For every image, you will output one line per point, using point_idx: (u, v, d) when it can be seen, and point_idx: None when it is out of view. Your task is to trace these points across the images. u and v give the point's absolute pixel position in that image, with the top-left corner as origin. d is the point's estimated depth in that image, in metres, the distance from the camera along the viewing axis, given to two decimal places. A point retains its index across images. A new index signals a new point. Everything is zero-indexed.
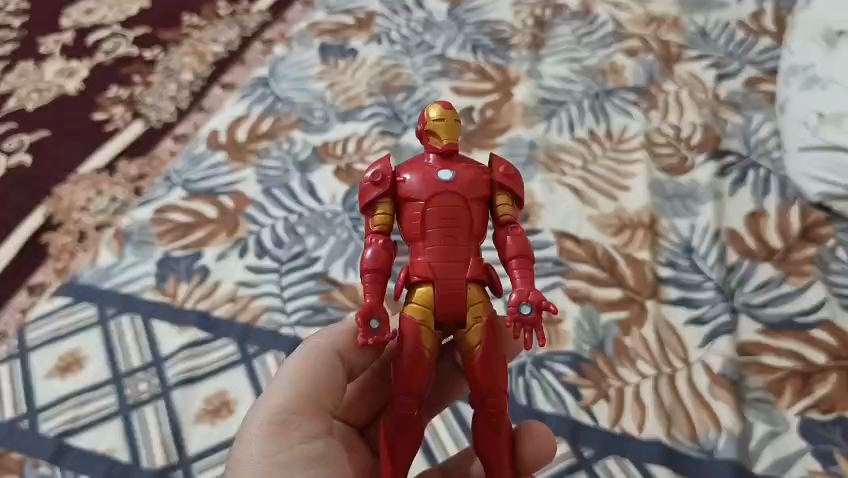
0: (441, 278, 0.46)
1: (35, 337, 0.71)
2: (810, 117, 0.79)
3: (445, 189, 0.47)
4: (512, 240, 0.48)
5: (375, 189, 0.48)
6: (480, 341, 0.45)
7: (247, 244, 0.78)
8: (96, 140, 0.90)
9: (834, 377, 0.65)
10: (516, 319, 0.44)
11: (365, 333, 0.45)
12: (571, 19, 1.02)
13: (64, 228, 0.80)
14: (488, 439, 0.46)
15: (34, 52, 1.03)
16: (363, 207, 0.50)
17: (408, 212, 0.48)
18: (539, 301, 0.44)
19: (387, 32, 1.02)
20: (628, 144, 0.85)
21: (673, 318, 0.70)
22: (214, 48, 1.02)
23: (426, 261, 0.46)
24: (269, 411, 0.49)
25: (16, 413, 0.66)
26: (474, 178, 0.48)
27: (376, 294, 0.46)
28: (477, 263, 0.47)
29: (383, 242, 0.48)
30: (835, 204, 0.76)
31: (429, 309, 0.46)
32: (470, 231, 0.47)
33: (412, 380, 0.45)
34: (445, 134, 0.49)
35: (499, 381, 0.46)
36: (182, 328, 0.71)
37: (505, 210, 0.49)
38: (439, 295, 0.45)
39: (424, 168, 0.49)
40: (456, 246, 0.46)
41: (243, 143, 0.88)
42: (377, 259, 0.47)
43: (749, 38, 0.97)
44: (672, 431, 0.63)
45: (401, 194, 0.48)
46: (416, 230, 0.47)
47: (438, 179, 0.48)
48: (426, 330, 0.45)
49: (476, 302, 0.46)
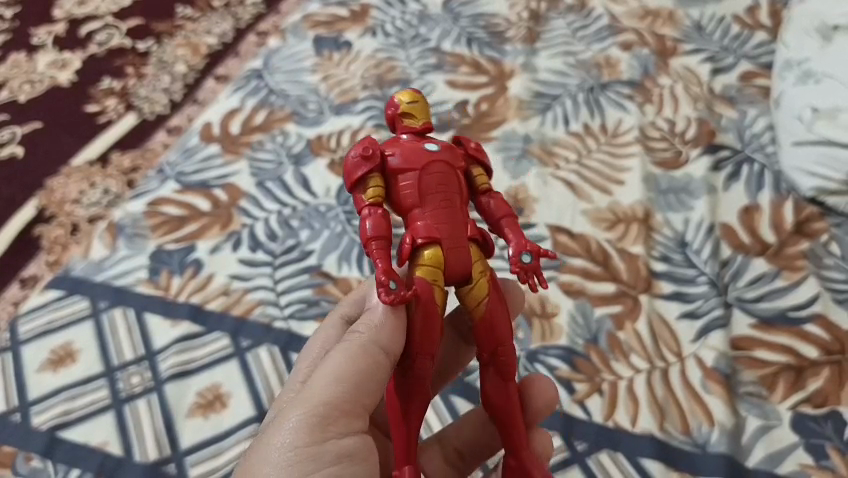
0: (448, 238, 0.44)
1: (27, 330, 0.71)
2: (805, 111, 0.79)
3: (435, 158, 0.47)
4: (496, 204, 0.49)
5: (364, 164, 0.46)
6: (488, 294, 0.45)
7: (240, 238, 0.78)
8: (89, 132, 0.89)
9: (826, 372, 0.65)
10: (520, 267, 0.45)
11: (388, 290, 0.42)
12: (566, 13, 1.02)
13: (57, 220, 0.80)
14: (496, 388, 0.46)
15: (27, 43, 1.03)
16: (350, 187, 0.47)
17: (399, 184, 0.46)
18: (536, 249, 0.46)
19: (382, 24, 1.01)
20: (623, 137, 0.85)
21: (666, 312, 0.70)
22: (208, 40, 1.01)
23: (429, 225, 0.44)
24: (308, 405, 0.43)
25: (8, 407, 0.66)
26: (453, 149, 0.48)
27: (387, 258, 0.44)
28: (472, 224, 0.46)
29: (381, 213, 0.45)
30: (829, 199, 0.76)
31: (439, 269, 0.44)
32: (461, 198, 0.47)
33: (426, 339, 0.44)
34: (421, 114, 0.50)
35: (507, 330, 0.46)
36: (175, 321, 0.71)
37: (483, 180, 0.50)
38: (449, 254, 0.44)
39: (409, 143, 0.48)
40: (455, 210, 0.46)
41: (237, 136, 0.88)
42: (379, 229, 0.44)
43: (745, 32, 0.97)
44: (665, 425, 0.63)
45: (391, 167, 0.46)
46: (413, 199, 0.45)
47: (425, 150, 0.47)
48: (440, 289, 0.44)
49: (477, 259, 0.46)
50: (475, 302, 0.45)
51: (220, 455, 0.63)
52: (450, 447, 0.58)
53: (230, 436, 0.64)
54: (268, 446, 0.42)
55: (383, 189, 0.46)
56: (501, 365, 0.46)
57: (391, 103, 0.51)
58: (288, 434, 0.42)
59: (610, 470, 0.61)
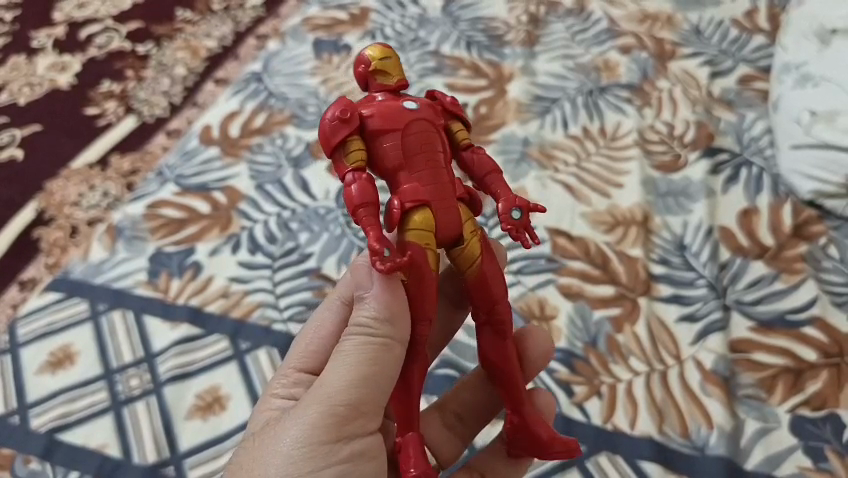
0: (437, 200, 0.44)
1: (26, 332, 0.71)
2: (804, 115, 0.79)
3: (416, 117, 0.46)
4: (478, 160, 0.48)
5: (343, 126, 0.45)
6: (480, 254, 0.46)
7: (240, 240, 0.78)
8: (88, 135, 0.89)
9: (824, 374, 0.65)
10: (512, 224, 0.46)
11: (381, 257, 0.41)
12: (565, 17, 1.02)
13: (56, 223, 0.80)
14: (494, 346, 0.47)
15: (27, 46, 1.03)
16: (327, 150, 0.45)
17: (382, 145, 0.45)
18: (526, 204, 0.47)
19: (381, 28, 1.01)
20: (621, 141, 0.85)
21: (665, 315, 0.70)
22: (207, 43, 1.01)
23: (416, 186, 0.44)
24: (314, 413, 0.44)
25: (7, 409, 0.66)
26: (432, 106, 0.48)
27: (376, 225, 0.43)
28: (458, 183, 0.46)
29: (367, 176, 0.44)
30: (827, 202, 0.76)
31: (431, 231, 0.44)
32: (445, 156, 0.46)
33: (421, 305, 0.45)
34: (395, 71, 0.48)
35: (503, 287, 0.47)
36: (174, 323, 0.71)
37: (463, 136, 0.49)
38: (438, 215, 0.44)
39: (387, 101, 0.46)
40: (441, 170, 0.45)
41: (236, 139, 0.88)
42: (366, 194, 0.43)
43: (743, 35, 0.97)
44: (664, 427, 0.63)
45: (372, 127, 0.45)
46: (398, 160, 0.45)
47: (406, 108, 0.46)
48: (432, 252, 0.44)
49: (467, 219, 0.46)
50: (469, 262, 0.45)
51: (219, 457, 0.63)
52: (453, 414, 0.59)
53: (230, 438, 0.64)
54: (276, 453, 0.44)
55: (364, 151, 0.45)
56: (498, 324, 0.47)
57: (360, 58, 0.49)
58: (294, 443, 0.43)
59: (609, 472, 0.61)
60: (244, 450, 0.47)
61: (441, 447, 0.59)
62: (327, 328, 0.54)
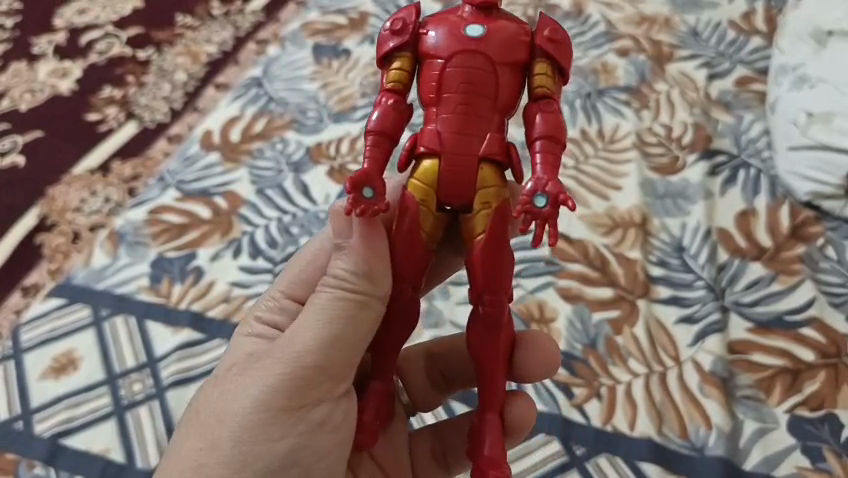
0: (450, 151, 0.44)
1: (30, 338, 0.71)
2: (800, 116, 0.80)
3: (472, 48, 0.45)
4: (541, 119, 0.45)
5: (394, 42, 0.47)
6: (485, 229, 0.44)
7: (241, 245, 0.78)
8: (89, 140, 0.90)
9: (822, 374, 0.66)
10: (526, 211, 0.42)
11: (355, 201, 0.42)
12: (564, 20, 1.02)
13: (59, 228, 0.80)
14: (475, 335, 0.46)
15: (28, 52, 1.04)
16: (380, 62, 0.48)
17: (426, 71, 0.46)
18: (556, 193, 0.42)
19: (380, 32, 1.02)
20: (619, 143, 0.86)
21: (663, 317, 0.70)
22: (208, 48, 1.02)
23: (436, 130, 0.45)
24: (278, 372, 0.46)
25: (11, 414, 0.67)
26: (508, 38, 0.46)
27: (377, 160, 0.44)
28: (494, 139, 0.45)
29: (393, 101, 0.46)
30: (824, 203, 0.77)
31: (433, 185, 0.44)
32: (494, 102, 0.45)
33: (409, 262, 0.45)
34: None
35: (502, 281, 0.45)
36: (176, 328, 0.72)
37: (541, 81, 0.46)
38: (445, 171, 0.44)
39: (453, 23, 0.46)
40: (473, 118, 0.45)
41: (236, 144, 0.89)
42: (383, 124, 0.45)
43: (740, 37, 0.97)
44: (663, 428, 0.63)
45: (423, 49, 0.46)
46: (433, 93, 0.45)
47: (465, 37, 0.46)
48: (426, 210, 0.44)
49: (487, 184, 0.45)
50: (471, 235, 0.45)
51: None
52: (436, 370, 0.61)
53: None
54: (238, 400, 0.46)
55: (407, 72, 0.47)
56: (485, 314, 0.45)
57: None
58: (253, 397, 0.46)
59: (609, 472, 0.62)
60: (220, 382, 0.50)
61: (414, 384, 0.61)
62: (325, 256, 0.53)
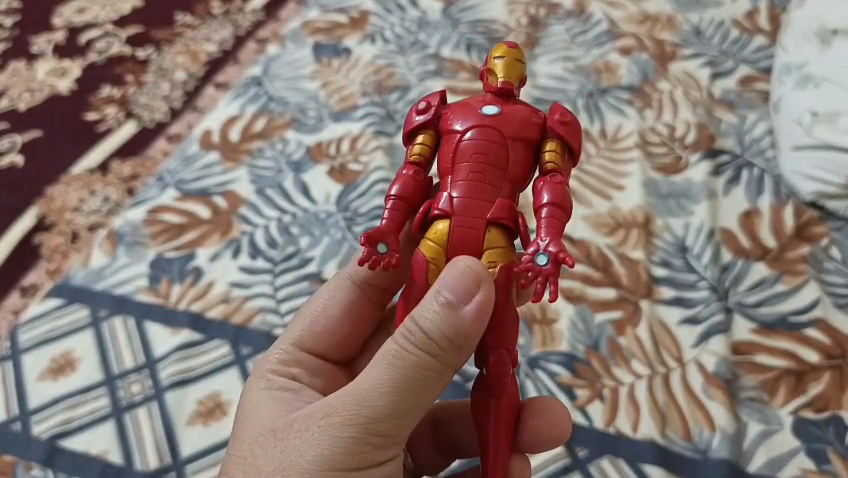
0: (461, 214, 0.43)
1: (28, 339, 0.71)
2: (804, 115, 0.79)
3: (486, 123, 0.45)
4: (548, 189, 0.44)
5: (417, 116, 0.48)
6: None
7: (240, 245, 0.78)
8: (89, 140, 0.89)
9: (827, 376, 0.65)
10: (528, 268, 0.40)
11: (368, 253, 0.43)
12: (565, 19, 1.01)
13: (57, 228, 0.80)
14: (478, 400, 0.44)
15: (27, 52, 1.03)
16: (406, 141, 0.49)
17: (445, 144, 0.46)
18: (557, 253, 0.40)
19: (381, 31, 1.01)
20: (622, 143, 0.85)
21: (666, 318, 0.70)
22: (207, 48, 1.01)
23: (449, 194, 0.44)
24: (349, 408, 0.41)
25: (8, 416, 0.66)
26: (523, 118, 0.46)
27: (392, 222, 0.44)
28: (503, 204, 0.43)
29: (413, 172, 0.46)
30: (829, 203, 0.76)
31: (442, 246, 0.43)
32: (505, 174, 0.45)
33: None
34: (502, 70, 0.48)
35: (504, 338, 0.43)
36: (175, 329, 0.71)
37: (551, 158, 0.46)
38: (453, 232, 0.43)
39: (473, 103, 0.47)
40: (484, 184, 0.44)
41: (236, 143, 0.88)
42: (401, 189, 0.45)
43: (743, 36, 0.97)
44: (666, 430, 0.63)
45: (443, 126, 0.47)
46: (449, 162, 0.45)
47: (482, 113, 0.46)
48: (435, 268, 0.43)
49: (494, 246, 0.43)
50: None
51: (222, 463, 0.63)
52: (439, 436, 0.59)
53: None
54: (302, 440, 0.42)
55: (429, 147, 0.48)
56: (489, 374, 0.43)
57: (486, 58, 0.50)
58: (326, 433, 0.41)
59: (611, 474, 0.61)
60: (252, 437, 0.46)
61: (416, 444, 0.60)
62: (334, 308, 0.57)
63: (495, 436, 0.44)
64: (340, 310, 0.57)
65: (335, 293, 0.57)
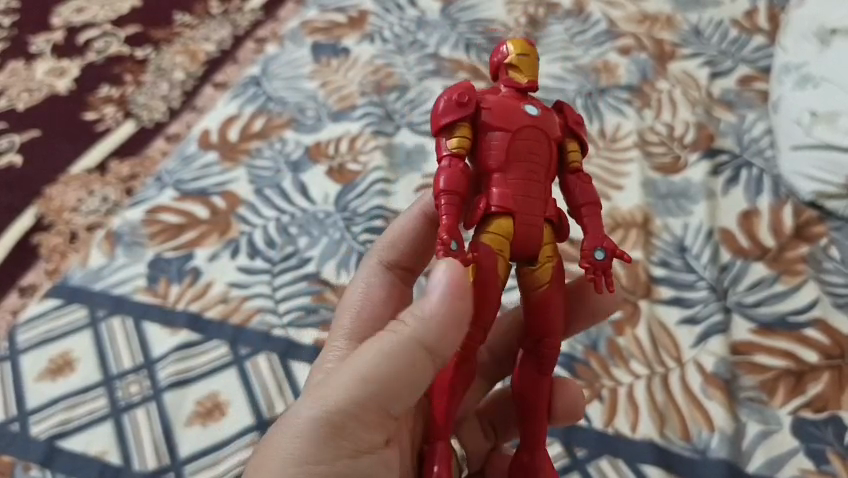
0: (522, 211, 0.44)
1: (26, 339, 0.71)
2: (804, 115, 0.79)
3: (531, 123, 0.46)
4: (580, 188, 0.48)
5: (456, 108, 0.46)
6: (549, 280, 0.45)
7: (239, 245, 0.77)
8: (87, 140, 0.89)
9: (826, 376, 0.65)
10: (592, 263, 0.45)
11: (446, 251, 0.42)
12: (564, 18, 1.01)
13: (56, 228, 0.80)
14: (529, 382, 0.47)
15: (26, 52, 1.03)
16: (435, 131, 0.46)
17: (488, 140, 0.45)
18: (613, 249, 0.46)
19: (380, 31, 1.01)
20: (621, 143, 0.85)
21: (665, 318, 0.70)
22: (206, 48, 1.01)
23: (508, 192, 0.44)
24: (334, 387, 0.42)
25: (7, 416, 0.66)
26: (554, 118, 0.47)
27: (453, 218, 0.44)
28: (552, 202, 0.45)
29: (460, 166, 0.45)
30: (828, 203, 0.76)
31: (507, 240, 0.44)
32: (548, 172, 0.46)
33: (479, 312, 0.44)
34: (526, 69, 0.48)
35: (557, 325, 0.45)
36: (173, 329, 0.71)
37: (575, 157, 0.48)
38: (518, 228, 0.44)
39: (508, 99, 0.47)
40: (536, 183, 0.45)
41: (234, 143, 0.88)
42: (453, 185, 0.44)
43: (743, 36, 0.97)
44: (665, 430, 0.63)
45: (484, 120, 0.46)
46: (499, 160, 0.45)
47: (525, 113, 0.46)
48: (503, 260, 0.44)
49: (548, 242, 0.45)
50: (536, 286, 0.45)
51: (220, 463, 0.62)
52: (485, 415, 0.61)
53: (230, 443, 0.64)
54: (290, 420, 0.42)
55: (469, 140, 0.46)
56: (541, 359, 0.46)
57: (501, 51, 0.49)
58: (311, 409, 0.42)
59: (609, 474, 0.61)
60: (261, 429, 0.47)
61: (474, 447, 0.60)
62: (376, 293, 0.57)
63: (538, 416, 0.47)
64: (383, 295, 0.57)
65: (373, 282, 0.57)
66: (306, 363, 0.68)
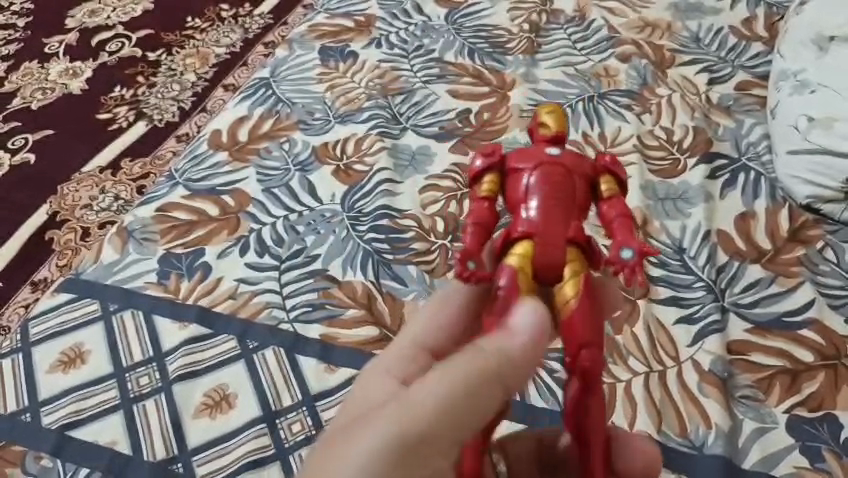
0: (542, 234, 0.46)
1: (38, 332, 0.73)
2: (800, 120, 0.81)
3: (550, 161, 0.50)
4: (612, 210, 0.50)
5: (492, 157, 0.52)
6: (573, 295, 0.45)
7: (248, 243, 0.79)
8: (99, 140, 0.92)
9: (820, 376, 0.67)
10: (619, 262, 0.46)
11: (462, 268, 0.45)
12: (567, 25, 1.03)
13: (68, 225, 0.83)
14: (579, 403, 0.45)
15: (39, 52, 1.05)
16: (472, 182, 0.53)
17: (514, 181, 0.50)
18: (640, 248, 0.47)
19: (386, 35, 1.03)
20: (621, 146, 0.86)
21: (663, 317, 0.71)
22: (216, 50, 1.04)
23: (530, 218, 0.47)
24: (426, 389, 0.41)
25: (18, 407, 0.68)
26: (578, 158, 0.51)
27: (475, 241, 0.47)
28: (577, 228, 0.47)
29: (487, 205, 0.50)
30: (824, 206, 0.78)
31: (529, 260, 0.45)
32: (575, 202, 0.49)
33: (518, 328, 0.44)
34: (556, 123, 0.53)
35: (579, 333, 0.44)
36: (182, 323, 0.73)
37: (607, 189, 0.50)
38: (538, 246, 0.46)
39: (533, 149, 0.52)
40: (558, 208, 0.47)
41: (243, 143, 0.90)
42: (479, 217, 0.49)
43: (742, 43, 0.99)
44: (662, 427, 0.64)
45: (508, 167, 0.51)
46: (521, 195, 0.49)
47: (548, 154, 0.50)
48: (523, 276, 0.45)
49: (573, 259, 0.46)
50: (563, 301, 0.45)
51: (226, 455, 0.64)
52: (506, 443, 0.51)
53: (235, 437, 0.65)
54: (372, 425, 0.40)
55: (498, 185, 0.51)
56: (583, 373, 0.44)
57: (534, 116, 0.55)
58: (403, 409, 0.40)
59: None
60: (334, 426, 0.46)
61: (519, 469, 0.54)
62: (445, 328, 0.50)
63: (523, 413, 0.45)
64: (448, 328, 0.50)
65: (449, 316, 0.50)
66: (312, 357, 0.70)
